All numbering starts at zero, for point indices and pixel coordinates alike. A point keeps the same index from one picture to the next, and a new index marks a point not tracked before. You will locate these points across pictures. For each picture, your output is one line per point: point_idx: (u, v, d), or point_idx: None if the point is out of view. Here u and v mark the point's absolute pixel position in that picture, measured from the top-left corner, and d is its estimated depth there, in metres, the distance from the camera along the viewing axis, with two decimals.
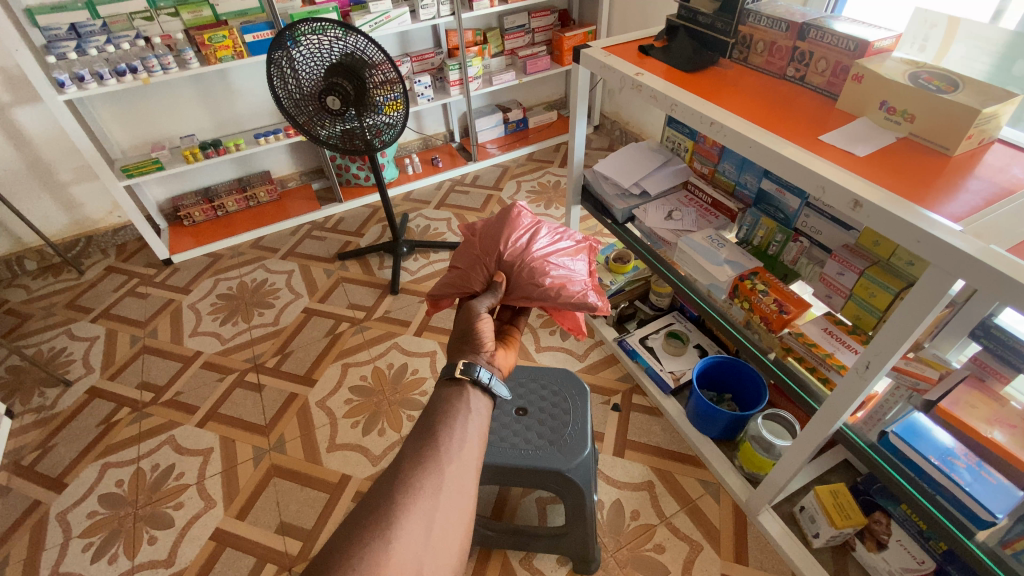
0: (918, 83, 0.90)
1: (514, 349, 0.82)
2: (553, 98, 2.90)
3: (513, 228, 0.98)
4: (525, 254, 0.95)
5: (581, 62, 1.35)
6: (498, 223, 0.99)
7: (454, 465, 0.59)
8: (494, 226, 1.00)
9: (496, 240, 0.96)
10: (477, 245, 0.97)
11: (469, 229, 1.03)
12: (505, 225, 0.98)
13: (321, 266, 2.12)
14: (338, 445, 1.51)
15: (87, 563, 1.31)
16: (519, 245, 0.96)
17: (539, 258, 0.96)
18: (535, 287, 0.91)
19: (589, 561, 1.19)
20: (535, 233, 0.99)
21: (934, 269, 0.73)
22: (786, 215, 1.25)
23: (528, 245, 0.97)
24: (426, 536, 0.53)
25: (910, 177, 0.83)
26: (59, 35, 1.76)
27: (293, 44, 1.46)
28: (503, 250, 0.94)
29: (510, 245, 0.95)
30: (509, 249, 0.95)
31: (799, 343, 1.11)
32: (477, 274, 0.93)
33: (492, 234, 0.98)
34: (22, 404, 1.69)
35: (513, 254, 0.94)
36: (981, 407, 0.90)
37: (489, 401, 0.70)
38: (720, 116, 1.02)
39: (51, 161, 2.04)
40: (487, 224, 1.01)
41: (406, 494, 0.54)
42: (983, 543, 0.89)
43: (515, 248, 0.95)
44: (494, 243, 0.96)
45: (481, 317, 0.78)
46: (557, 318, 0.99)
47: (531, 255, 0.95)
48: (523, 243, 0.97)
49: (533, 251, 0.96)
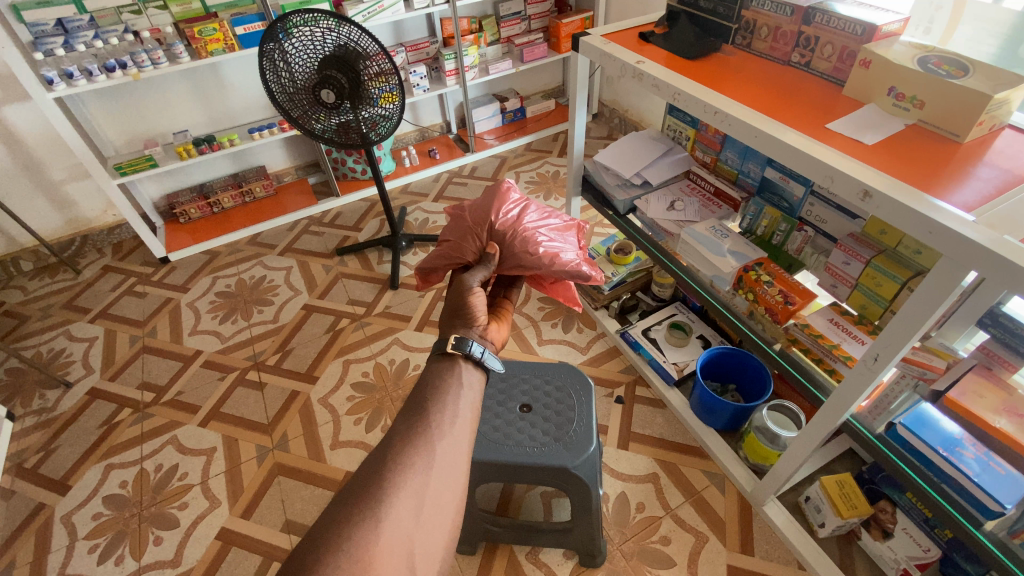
0: (927, 68, 0.88)
1: (508, 323, 0.79)
2: (551, 86, 2.86)
3: (501, 201, 0.96)
4: (518, 226, 0.94)
5: (579, 50, 1.32)
6: (487, 197, 0.98)
7: (445, 442, 0.57)
8: (482, 201, 0.98)
9: (487, 211, 0.95)
10: (467, 217, 0.96)
11: (455, 207, 1.01)
12: (494, 199, 0.96)
13: (319, 261, 2.10)
14: (342, 442, 1.51)
15: (93, 565, 1.31)
16: (512, 219, 0.95)
17: (531, 231, 0.95)
18: (529, 256, 0.90)
19: (595, 554, 1.20)
20: (524, 208, 0.98)
21: (946, 261, 0.71)
22: (791, 204, 1.23)
23: (520, 220, 0.96)
24: (416, 514, 0.51)
25: (918, 165, 0.82)
26: (47, 31, 1.72)
27: (285, 36, 1.43)
28: (494, 221, 0.93)
29: (502, 217, 0.94)
30: (502, 222, 0.94)
31: (804, 334, 1.10)
32: (469, 244, 0.91)
33: (482, 208, 0.97)
34: (23, 406, 1.68)
35: (506, 226, 0.93)
36: (989, 396, 0.89)
37: (482, 375, 0.68)
38: (723, 104, 0.99)
39: (43, 159, 2.01)
40: (475, 201, 1.00)
41: (396, 472, 0.52)
42: (991, 533, 0.88)
43: (508, 222, 0.94)
44: (486, 215, 0.95)
45: (472, 292, 0.76)
46: (550, 291, 0.98)
47: (524, 229, 0.95)
48: (514, 216, 0.96)
49: (526, 225, 0.95)
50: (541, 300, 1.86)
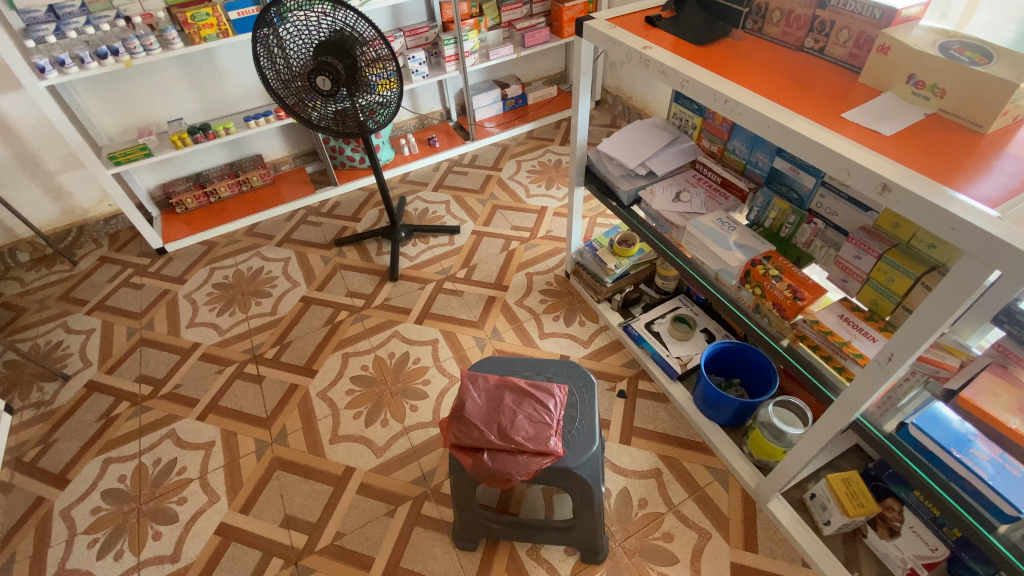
0: (949, 54, 0.84)
1: None
2: (553, 72, 2.80)
3: (511, 397, 1.06)
4: (528, 427, 1.02)
5: (584, 35, 1.27)
6: (500, 407, 1.05)
7: None
8: (496, 407, 1.05)
9: (498, 425, 1.02)
10: (484, 426, 1.02)
11: (475, 405, 1.05)
12: (504, 405, 1.05)
13: (318, 252, 2.07)
14: (341, 436, 1.49)
15: (93, 560, 1.30)
16: (521, 429, 1.02)
17: (542, 426, 1.03)
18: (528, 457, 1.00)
19: (597, 551, 1.18)
20: (533, 410, 1.05)
21: (966, 259, 0.68)
22: (800, 195, 1.20)
23: (526, 439, 1.01)
24: None
25: (937, 157, 0.78)
26: (38, 18, 1.68)
27: (279, 21, 1.38)
28: (504, 435, 1.01)
29: (510, 429, 1.01)
30: (506, 446, 1.00)
31: (813, 330, 1.07)
32: (485, 436, 1.01)
33: (494, 419, 1.03)
34: (21, 399, 1.67)
35: (507, 449, 1.00)
36: (1004, 396, 0.87)
37: None
38: (734, 92, 0.95)
39: (36, 148, 1.98)
40: (491, 403, 1.05)
41: None
42: (1005, 536, 0.85)
43: (512, 440, 1.00)
44: (498, 429, 1.02)
45: None
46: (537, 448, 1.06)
47: (535, 430, 1.02)
48: (520, 422, 1.03)
49: (528, 445, 1.00)
50: (543, 292, 1.83)
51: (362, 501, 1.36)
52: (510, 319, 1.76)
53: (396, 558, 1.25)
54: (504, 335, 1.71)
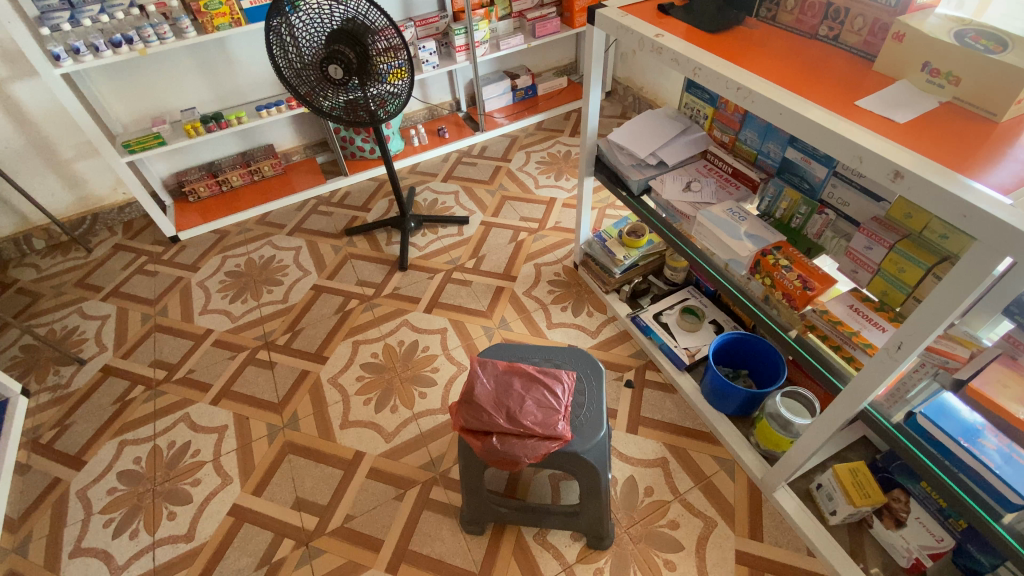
0: (963, 42, 0.83)
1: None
2: (563, 63, 2.80)
3: (518, 382, 1.08)
4: (536, 412, 1.04)
5: (596, 23, 1.26)
6: (507, 390, 1.06)
7: None
8: (503, 391, 1.06)
9: (506, 407, 1.04)
10: (492, 408, 1.03)
11: (483, 389, 1.07)
12: (512, 390, 1.07)
13: (328, 241, 2.09)
14: (351, 422, 1.51)
15: (108, 538, 1.33)
16: (529, 413, 1.03)
17: (550, 412, 1.04)
18: (535, 441, 1.01)
19: (602, 536, 1.20)
20: (539, 395, 1.06)
21: (978, 247, 0.68)
22: (812, 185, 1.20)
23: (534, 423, 1.02)
24: None
25: (950, 145, 0.78)
26: (52, 5, 1.68)
27: (291, 10, 1.40)
28: (511, 417, 1.03)
29: (518, 412, 1.03)
30: (515, 429, 1.02)
31: (822, 320, 1.07)
32: (493, 418, 1.02)
33: (502, 402, 1.05)
34: (37, 382, 1.70)
35: (516, 433, 1.02)
36: (1013, 386, 0.86)
37: None
38: (747, 80, 0.95)
39: (52, 136, 2.01)
40: (498, 388, 1.07)
41: None
42: (1010, 526, 0.85)
43: (521, 424, 1.02)
44: (506, 411, 1.03)
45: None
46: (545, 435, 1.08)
47: (542, 415, 1.03)
48: (528, 405, 1.04)
49: (537, 429, 1.01)
50: (551, 283, 1.84)
51: (371, 485, 1.38)
52: (518, 309, 1.77)
53: (404, 541, 1.28)
54: (513, 325, 1.71)
